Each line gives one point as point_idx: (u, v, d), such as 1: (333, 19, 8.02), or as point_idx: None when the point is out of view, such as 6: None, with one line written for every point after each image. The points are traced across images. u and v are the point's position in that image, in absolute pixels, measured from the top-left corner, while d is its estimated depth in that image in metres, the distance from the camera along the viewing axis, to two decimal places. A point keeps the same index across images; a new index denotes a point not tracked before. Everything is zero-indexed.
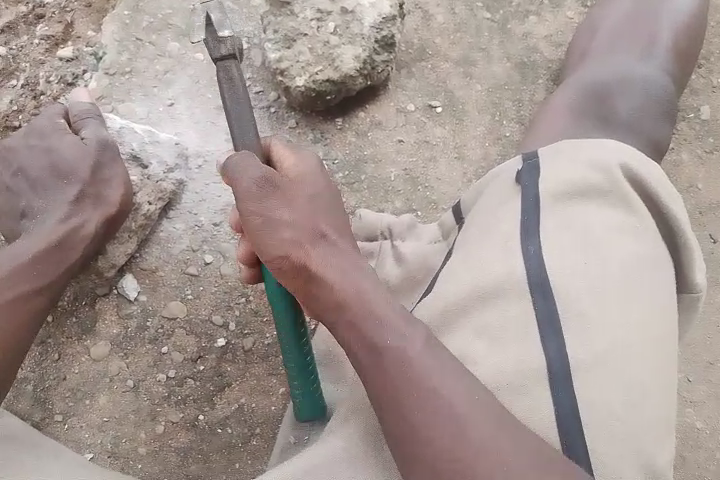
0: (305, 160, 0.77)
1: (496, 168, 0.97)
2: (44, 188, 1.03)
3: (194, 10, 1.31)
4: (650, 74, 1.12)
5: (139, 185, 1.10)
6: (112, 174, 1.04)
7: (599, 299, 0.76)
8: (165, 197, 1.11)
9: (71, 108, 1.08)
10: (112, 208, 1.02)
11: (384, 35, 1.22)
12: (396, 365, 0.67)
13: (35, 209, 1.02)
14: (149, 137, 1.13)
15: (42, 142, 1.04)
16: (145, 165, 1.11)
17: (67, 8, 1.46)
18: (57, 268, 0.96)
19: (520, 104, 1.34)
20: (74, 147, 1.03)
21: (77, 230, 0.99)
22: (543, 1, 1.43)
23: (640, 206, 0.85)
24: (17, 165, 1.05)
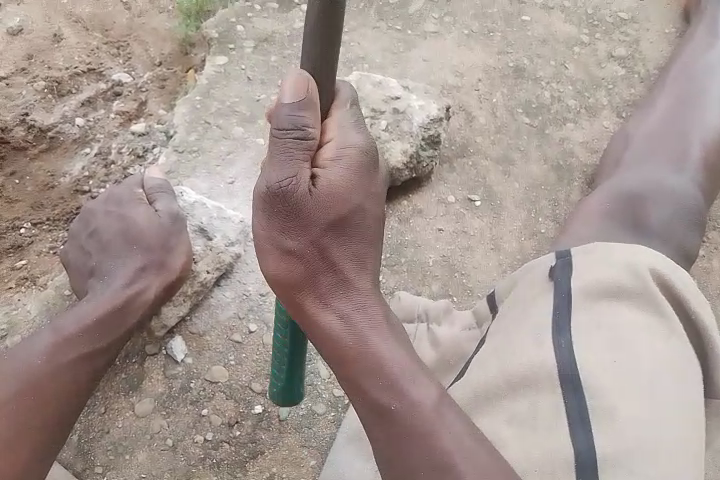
0: (338, 164, 0.74)
1: (530, 261, 1.03)
2: (114, 252, 1.12)
3: (260, 100, 1.47)
4: (680, 187, 1.19)
5: (201, 255, 1.19)
6: (177, 243, 1.12)
7: (625, 392, 0.79)
8: (222, 267, 1.20)
9: (147, 182, 1.20)
10: (172, 275, 1.09)
11: (431, 134, 1.34)
12: (407, 427, 0.73)
13: (104, 270, 1.11)
14: (217, 212, 1.23)
15: (119, 214, 1.16)
16: (210, 236, 1.21)
17: (142, 88, 1.64)
18: (115, 329, 1.03)
19: (555, 203, 1.42)
20: (147, 220, 1.15)
21: (139, 294, 1.07)
22: (579, 110, 1.55)
23: (667, 306, 0.89)
24: (94, 227, 1.16)
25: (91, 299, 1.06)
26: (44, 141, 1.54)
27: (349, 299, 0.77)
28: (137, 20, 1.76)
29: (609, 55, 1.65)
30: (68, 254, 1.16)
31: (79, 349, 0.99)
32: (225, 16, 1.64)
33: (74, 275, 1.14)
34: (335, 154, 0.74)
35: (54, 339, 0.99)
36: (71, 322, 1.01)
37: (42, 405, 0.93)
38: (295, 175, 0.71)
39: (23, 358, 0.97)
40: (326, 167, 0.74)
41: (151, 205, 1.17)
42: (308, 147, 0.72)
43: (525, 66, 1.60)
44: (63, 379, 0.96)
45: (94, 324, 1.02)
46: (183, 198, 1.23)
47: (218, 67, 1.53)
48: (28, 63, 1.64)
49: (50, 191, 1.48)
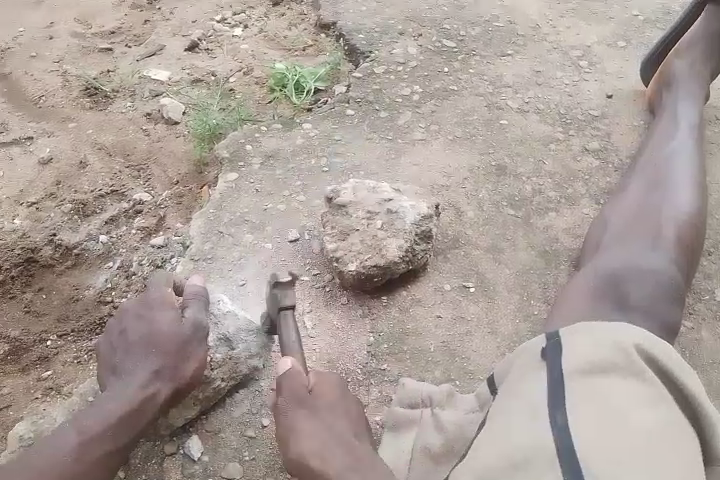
0: (325, 375, 1.12)
1: (525, 344, 1.09)
2: (134, 352, 1.19)
3: (267, 209, 1.62)
4: (656, 265, 1.28)
5: (219, 363, 1.24)
6: (194, 352, 1.19)
7: (621, 457, 0.82)
8: (237, 376, 1.26)
9: (186, 287, 1.26)
10: (184, 383, 1.16)
11: (422, 229, 1.47)
12: None
13: (124, 369, 1.17)
14: (246, 325, 1.29)
15: (145, 314, 1.22)
16: (233, 346, 1.27)
17: (161, 205, 1.80)
18: (129, 431, 1.11)
19: (546, 287, 1.51)
20: (169, 322, 1.20)
21: (151, 398, 1.13)
22: (560, 200, 1.68)
23: (653, 377, 0.95)
24: (124, 324, 1.23)
25: (111, 399, 1.13)
26: (70, 258, 1.69)
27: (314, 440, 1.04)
28: (156, 144, 1.97)
29: (583, 149, 1.82)
30: (100, 347, 1.24)
31: (95, 448, 1.07)
32: (235, 137, 1.84)
33: (100, 368, 1.22)
34: (318, 375, 1.12)
35: (77, 439, 1.07)
36: (93, 422, 1.09)
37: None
38: (298, 384, 1.08)
39: (44, 456, 1.05)
40: (318, 377, 1.11)
41: (178, 309, 1.23)
42: (305, 369, 1.11)
43: (506, 164, 1.76)
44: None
45: (112, 426, 1.09)
46: (219, 305, 1.31)
47: (230, 182, 1.70)
48: (57, 188, 1.84)
49: (74, 303, 1.59)
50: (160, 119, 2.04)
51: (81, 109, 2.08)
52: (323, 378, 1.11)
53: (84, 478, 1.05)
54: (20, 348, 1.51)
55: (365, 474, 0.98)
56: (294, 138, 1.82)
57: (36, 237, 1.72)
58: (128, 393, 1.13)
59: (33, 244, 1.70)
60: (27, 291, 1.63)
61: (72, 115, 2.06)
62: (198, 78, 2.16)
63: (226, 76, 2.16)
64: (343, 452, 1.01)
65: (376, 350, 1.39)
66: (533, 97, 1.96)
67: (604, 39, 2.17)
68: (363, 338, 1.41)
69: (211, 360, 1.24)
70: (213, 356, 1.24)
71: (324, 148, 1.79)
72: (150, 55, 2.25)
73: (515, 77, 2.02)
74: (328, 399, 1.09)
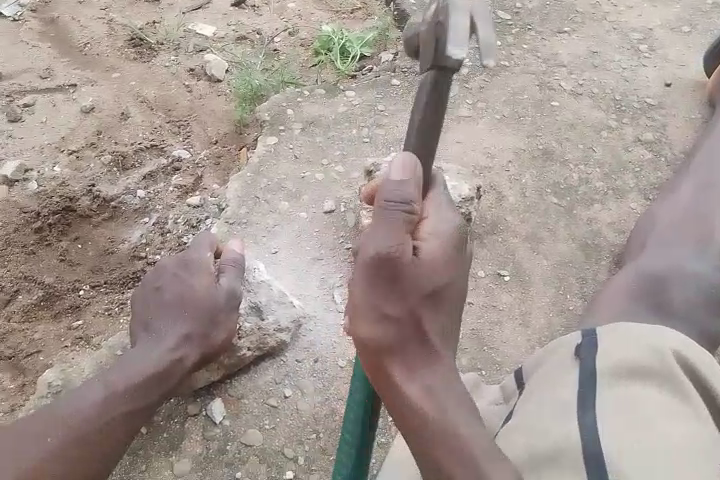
0: (435, 242, 0.82)
1: (557, 340, 1.05)
2: (167, 313, 1.19)
3: (304, 177, 1.60)
4: (704, 270, 1.23)
5: (248, 332, 1.26)
6: (225, 321, 1.19)
7: (654, 467, 0.77)
8: (263, 348, 1.26)
9: (224, 254, 1.27)
10: (211, 350, 1.17)
11: (462, 212, 1.42)
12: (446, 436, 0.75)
13: (155, 328, 1.18)
14: (278, 296, 1.31)
15: (181, 276, 1.22)
16: (263, 316, 1.28)
17: (199, 164, 1.79)
18: (155, 391, 1.10)
19: (584, 282, 1.47)
20: (205, 288, 1.20)
21: (179, 361, 1.13)
22: (607, 191, 1.62)
23: (692, 389, 0.90)
24: (159, 281, 1.23)
25: (140, 357, 1.13)
26: (107, 211, 1.70)
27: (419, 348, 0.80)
28: (197, 101, 1.95)
29: (636, 139, 1.73)
30: (133, 300, 1.25)
31: (120, 406, 1.06)
32: (276, 100, 1.80)
33: (132, 321, 1.23)
34: (435, 231, 0.82)
35: (102, 394, 1.06)
36: (120, 379, 1.08)
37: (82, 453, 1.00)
38: (401, 243, 0.76)
39: (69, 409, 1.03)
40: (427, 243, 0.81)
41: (215, 276, 1.24)
42: (413, 226, 0.78)
43: (554, 149, 1.69)
44: (108, 433, 1.03)
45: (138, 384, 1.08)
46: (254, 275, 1.33)
47: (269, 147, 1.67)
48: (98, 138, 1.84)
49: (109, 256, 1.61)
50: (203, 76, 2.01)
51: (125, 60, 2.06)
52: (439, 240, 0.82)
53: (108, 433, 1.03)
54: (53, 295, 1.54)
55: (427, 385, 0.79)
56: (336, 106, 1.78)
57: (76, 186, 1.73)
58: (158, 354, 1.12)
59: (71, 193, 1.71)
60: (63, 239, 1.65)
61: (117, 65, 2.05)
62: (243, 36, 2.12)
63: (271, 35, 2.11)
64: (432, 364, 0.80)
65: None
66: (589, 79, 1.87)
67: (669, 21, 2.05)
68: None
69: (241, 327, 1.25)
70: (243, 324, 1.26)
71: (366, 119, 1.75)
72: (196, 8, 2.21)
73: (571, 57, 1.92)
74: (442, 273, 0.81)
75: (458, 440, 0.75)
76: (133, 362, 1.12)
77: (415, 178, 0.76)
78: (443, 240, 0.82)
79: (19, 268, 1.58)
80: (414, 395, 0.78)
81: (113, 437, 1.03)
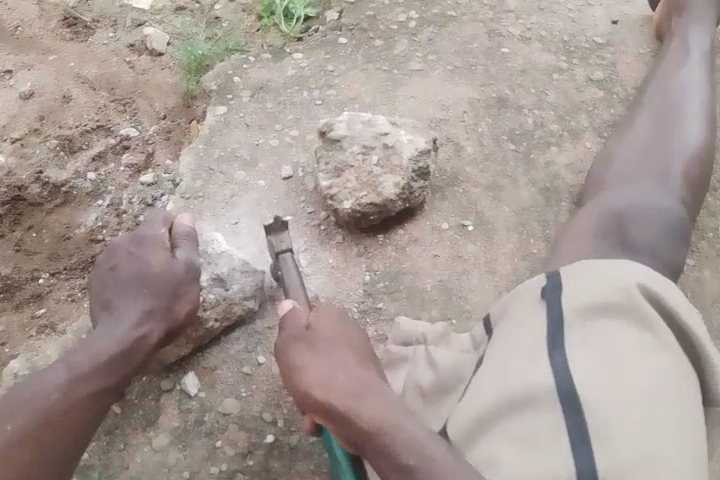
0: (325, 315, 1.02)
1: (522, 284, 1.06)
2: (127, 291, 1.14)
3: (259, 144, 1.56)
4: (662, 204, 1.25)
5: (212, 303, 1.22)
6: (187, 292, 1.17)
7: (620, 409, 0.81)
8: (232, 317, 1.25)
9: (176, 226, 1.22)
10: (176, 323, 1.15)
11: (421, 166, 1.42)
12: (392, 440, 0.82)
13: (116, 306, 1.13)
14: (240, 265, 1.27)
15: (137, 253, 1.17)
16: (227, 286, 1.24)
17: (149, 140, 1.74)
18: (122, 369, 1.08)
19: (546, 224, 1.48)
20: (165, 261, 1.16)
21: (144, 338, 1.10)
22: (562, 134, 1.63)
23: (655, 319, 0.92)
24: (115, 261, 1.18)
25: (102, 338, 1.09)
26: (59, 196, 1.64)
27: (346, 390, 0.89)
28: (141, 77, 1.88)
29: (587, 80, 1.74)
30: (89, 282, 1.20)
31: (85, 386, 1.03)
32: (222, 68, 1.74)
33: (91, 301, 1.18)
34: (324, 309, 1.03)
35: (67, 376, 1.03)
36: (84, 359, 1.05)
37: (51, 434, 0.97)
38: (298, 319, 1.02)
39: (33, 394, 1.00)
40: (314, 322, 1.01)
41: (171, 250, 1.19)
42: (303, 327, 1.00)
43: (508, 96, 1.69)
44: (76, 412, 1.00)
45: (104, 364, 1.06)
46: (213, 245, 1.28)
47: (219, 116, 1.63)
48: (41, 123, 1.77)
49: (65, 242, 1.56)
50: (144, 50, 1.93)
51: (61, 40, 1.97)
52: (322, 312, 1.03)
53: (76, 413, 1.01)
54: (12, 287, 1.49)
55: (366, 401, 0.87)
56: (285, 69, 1.74)
57: (23, 174, 1.66)
58: (122, 332, 1.09)
59: (19, 182, 1.64)
60: (17, 229, 1.59)
61: (53, 45, 1.95)
62: (181, 5, 2.04)
63: (212, 3, 2.04)
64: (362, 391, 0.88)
65: (372, 289, 1.37)
66: (537, 24, 1.86)
67: None
68: (359, 277, 1.39)
69: (204, 300, 1.22)
70: (205, 296, 1.22)
71: (317, 80, 1.71)
72: None
73: (517, 2, 1.91)
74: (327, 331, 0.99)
75: (400, 439, 0.82)
76: (97, 341, 1.09)
77: (297, 305, 1.05)
78: (329, 313, 1.03)
79: None
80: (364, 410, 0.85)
81: (84, 414, 1.01)
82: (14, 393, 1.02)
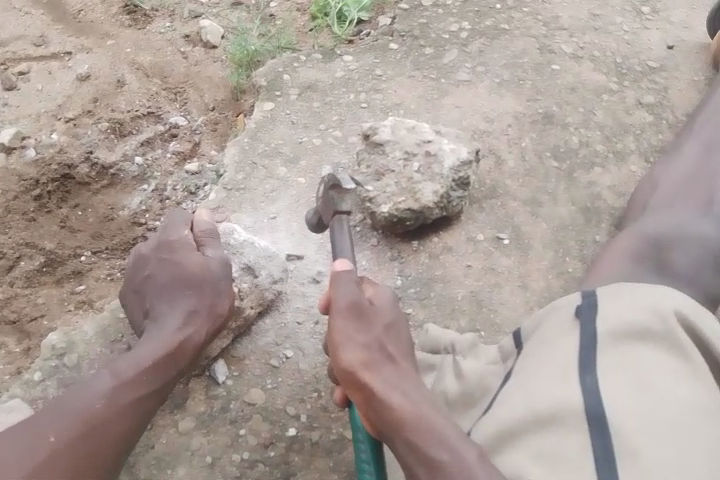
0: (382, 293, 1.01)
1: (554, 301, 1.05)
2: (166, 297, 1.18)
3: (302, 142, 1.59)
4: (704, 231, 1.22)
5: (246, 292, 1.26)
6: (225, 289, 1.20)
7: (651, 435, 0.80)
8: (264, 303, 1.29)
9: (198, 225, 1.26)
10: (219, 321, 1.17)
11: (461, 176, 1.42)
12: (429, 433, 0.83)
13: (158, 312, 1.17)
14: (265, 253, 1.31)
15: (167, 257, 1.22)
16: (256, 274, 1.29)
17: (196, 131, 1.78)
18: (168, 372, 1.09)
19: (583, 244, 1.47)
20: (198, 263, 1.20)
21: (188, 338, 1.13)
22: (606, 155, 1.61)
23: (691, 348, 0.90)
24: (147, 271, 1.22)
25: (147, 341, 1.11)
26: (106, 178, 1.69)
27: (401, 377, 0.90)
28: (193, 68, 1.92)
29: (637, 102, 1.72)
30: (125, 299, 1.25)
31: (132, 395, 1.03)
32: (273, 66, 1.78)
33: (132, 314, 1.23)
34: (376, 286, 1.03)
35: (115, 382, 1.03)
36: (130, 364, 1.06)
37: (100, 445, 0.96)
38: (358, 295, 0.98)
39: (82, 401, 0.99)
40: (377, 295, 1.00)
41: (200, 250, 1.24)
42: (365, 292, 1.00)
43: (554, 113, 1.68)
44: (125, 421, 1.01)
45: (150, 367, 1.07)
46: (234, 236, 1.31)
47: (266, 112, 1.66)
48: (94, 106, 1.83)
49: (109, 222, 1.62)
50: (199, 41, 1.98)
51: (120, 26, 2.03)
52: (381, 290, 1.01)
53: (122, 426, 1.00)
54: (55, 261, 1.55)
55: (404, 391, 0.88)
56: (334, 70, 1.76)
57: (73, 153, 1.72)
58: (168, 335, 1.12)
59: (70, 160, 1.70)
60: (63, 206, 1.65)
61: (111, 32, 2.01)
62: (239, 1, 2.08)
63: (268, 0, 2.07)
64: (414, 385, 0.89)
65: (403, 295, 1.38)
66: (589, 42, 1.84)
67: None
68: (391, 281, 1.40)
69: (237, 289, 1.26)
70: (238, 286, 1.26)
71: (364, 84, 1.73)
72: None
73: (571, 20, 1.89)
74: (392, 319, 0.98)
75: (445, 443, 0.82)
76: (145, 344, 1.10)
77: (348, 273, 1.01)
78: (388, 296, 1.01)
79: (19, 235, 1.59)
80: (398, 399, 0.86)
81: (131, 422, 1.01)
82: (59, 402, 0.99)
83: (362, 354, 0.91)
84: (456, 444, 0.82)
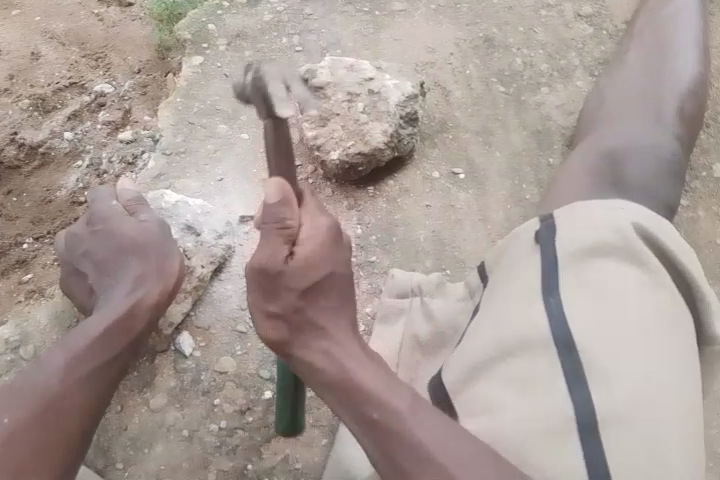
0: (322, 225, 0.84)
1: (514, 230, 1.03)
2: (109, 270, 1.12)
3: (239, 96, 1.51)
4: (656, 139, 1.22)
5: (192, 251, 1.23)
6: (170, 250, 1.14)
7: (616, 349, 0.80)
8: (216, 260, 1.25)
9: (125, 195, 1.22)
10: (172, 280, 1.11)
11: (407, 111, 1.37)
12: (351, 387, 0.75)
13: (104, 286, 1.11)
14: (201, 210, 1.29)
15: (101, 231, 1.16)
16: (198, 233, 1.26)
17: (125, 97, 1.67)
18: (124, 341, 1.01)
19: (538, 169, 1.45)
20: (133, 227, 1.15)
21: (141, 302, 1.05)
22: (552, 74, 1.57)
23: (651, 259, 0.90)
24: (85, 248, 1.16)
25: (98, 315, 1.03)
26: (37, 158, 1.58)
27: (319, 327, 0.80)
28: (112, 30, 1.78)
29: (576, 15, 1.67)
30: (68, 285, 1.18)
31: (87, 369, 0.95)
32: (196, 16, 1.65)
33: (79, 294, 1.17)
34: (310, 234, 0.82)
35: (66, 357, 0.94)
36: (81, 340, 0.98)
37: (49, 421, 0.87)
38: (274, 252, 0.80)
39: (33, 383, 0.91)
40: (302, 244, 0.81)
41: (135, 217, 1.19)
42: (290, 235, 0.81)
43: (495, 35, 1.62)
44: (77, 396, 0.92)
45: (101, 337, 0.98)
46: (165, 199, 1.28)
47: (196, 67, 1.56)
48: (10, 83, 1.68)
49: (48, 205, 1.52)
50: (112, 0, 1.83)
51: None
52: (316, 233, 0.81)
53: (81, 400, 0.92)
54: None
55: (320, 345, 0.79)
56: (261, 14, 1.65)
57: None
58: (118, 303, 1.04)
59: None
60: None
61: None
62: None
63: None
64: (335, 329, 0.80)
65: (365, 243, 1.35)
66: None
67: None
68: (351, 231, 1.36)
69: (184, 249, 1.23)
70: (183, 246, 1.24)
71: (295, 26, 1.63)
72: None
73: None
74: (321, 254, 0.81)
75: (366, 393, 0.74)
76: (94, 319, 1.02)
77: (285, 192, 0.81)
78: (320, 238, 0.82)
79: None
80: (314, 359, 0.78)
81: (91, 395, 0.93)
82: (8, 390, 0.90)
83: (279, 330, 0.81)
84: (386, 397, 0.73)
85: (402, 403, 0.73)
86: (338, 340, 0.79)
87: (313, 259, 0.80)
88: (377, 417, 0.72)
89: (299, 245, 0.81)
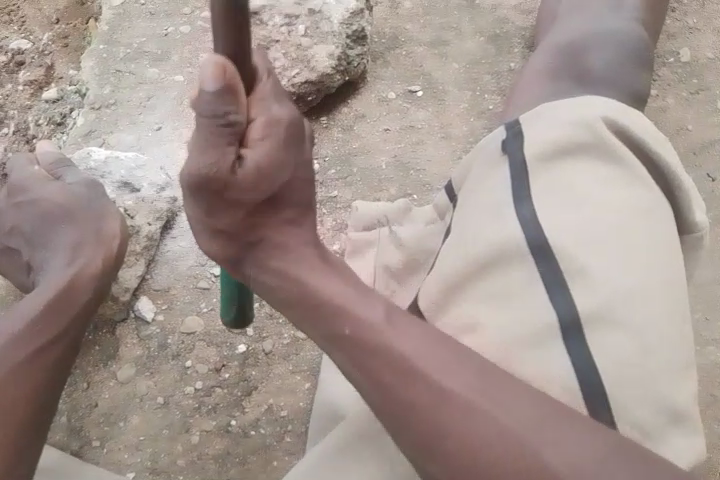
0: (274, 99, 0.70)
1: (479, 143, 0.96)
2: (43, 242, 1.04)
3: (168, 34, 1.37)
4: (618, 26, 1.14)
5: (134, 208, 1.15)
6: (105, 208, 1.05)
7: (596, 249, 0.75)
8: (163, 215, 1.17)
9: (47, 159, 1.12)
10: (114, 243, 1.03)
11: (354, 29, 1.26)
12: (327, 309, 0.71)
13: (41, 261, 1.03)
14: (135, 164, 1.20)
15: (25, 201, 1.06)
16: (137, 189, 1.18)
17: (45, 51, 1.51)
18: (68, 314, 0.93)
19: (498, 76, 1.36)
20: (59, 192, 1.06)
21: (82, 271, 0.97)
22: None
23: (625, 153, 0.84)
24: (12, 223, 1.07)
25: (33, 292, 0.95)
26: None
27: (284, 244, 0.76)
28: None
29: None
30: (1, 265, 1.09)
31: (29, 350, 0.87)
32: None
33: (13, 274, 1.09)
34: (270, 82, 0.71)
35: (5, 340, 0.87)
36: (19, 320, 0.90)
37: (8, 409, 0.82)
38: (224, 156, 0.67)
39: None
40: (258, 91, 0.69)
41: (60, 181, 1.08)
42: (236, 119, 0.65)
43: None
44: (24, 383, 0.85)
45: (43, 314, 0.91)
46: (93, 157, 1.18)
47: (117, 8, 1.41)
48: None
49: None
50: None
51: None
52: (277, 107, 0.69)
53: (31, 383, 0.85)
54: None
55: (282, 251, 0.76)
56: None
57: None
58: (56, 276, 0.96)
59: None
60: None
61: None
62: None
63: None
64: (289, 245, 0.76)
65: (324, 177, 1.25)
66: None
67: None
68: None
69: (124, 208, 1.14)
70: (123, 204, 1.15)
71: None
72: None
73: None
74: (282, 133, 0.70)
75: (340, 305, 0.71)
76: (30, 296, 0.94)
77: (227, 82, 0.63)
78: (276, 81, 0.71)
79: None
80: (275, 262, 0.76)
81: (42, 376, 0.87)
82: None
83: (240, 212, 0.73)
84: (357, 310, 0.70)
85: (376, 311, 0.70)
86: (298, 251, 0.76)
87: (275, 121, 0.69)
88: (347, 331, 0.69)
89: (259, 97, 0.69)
